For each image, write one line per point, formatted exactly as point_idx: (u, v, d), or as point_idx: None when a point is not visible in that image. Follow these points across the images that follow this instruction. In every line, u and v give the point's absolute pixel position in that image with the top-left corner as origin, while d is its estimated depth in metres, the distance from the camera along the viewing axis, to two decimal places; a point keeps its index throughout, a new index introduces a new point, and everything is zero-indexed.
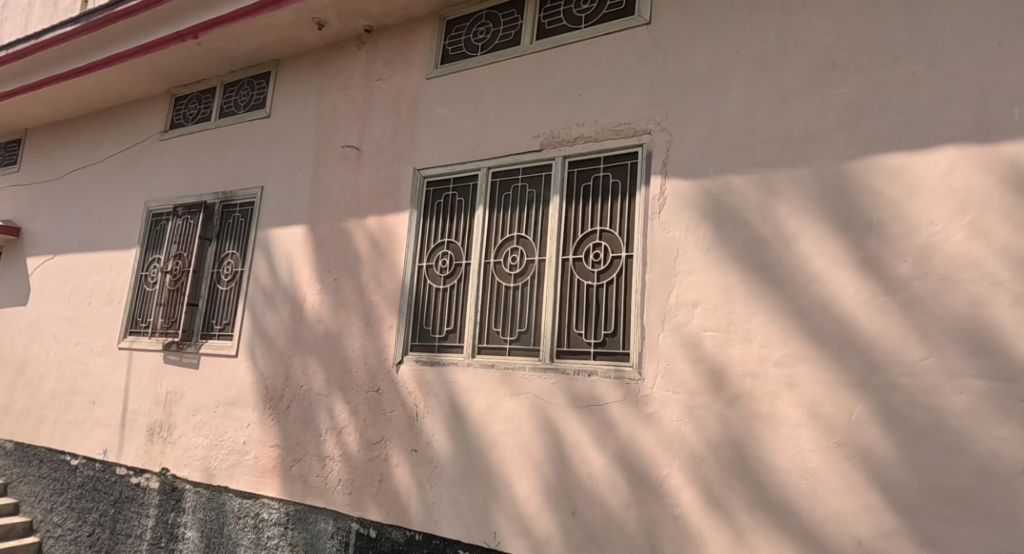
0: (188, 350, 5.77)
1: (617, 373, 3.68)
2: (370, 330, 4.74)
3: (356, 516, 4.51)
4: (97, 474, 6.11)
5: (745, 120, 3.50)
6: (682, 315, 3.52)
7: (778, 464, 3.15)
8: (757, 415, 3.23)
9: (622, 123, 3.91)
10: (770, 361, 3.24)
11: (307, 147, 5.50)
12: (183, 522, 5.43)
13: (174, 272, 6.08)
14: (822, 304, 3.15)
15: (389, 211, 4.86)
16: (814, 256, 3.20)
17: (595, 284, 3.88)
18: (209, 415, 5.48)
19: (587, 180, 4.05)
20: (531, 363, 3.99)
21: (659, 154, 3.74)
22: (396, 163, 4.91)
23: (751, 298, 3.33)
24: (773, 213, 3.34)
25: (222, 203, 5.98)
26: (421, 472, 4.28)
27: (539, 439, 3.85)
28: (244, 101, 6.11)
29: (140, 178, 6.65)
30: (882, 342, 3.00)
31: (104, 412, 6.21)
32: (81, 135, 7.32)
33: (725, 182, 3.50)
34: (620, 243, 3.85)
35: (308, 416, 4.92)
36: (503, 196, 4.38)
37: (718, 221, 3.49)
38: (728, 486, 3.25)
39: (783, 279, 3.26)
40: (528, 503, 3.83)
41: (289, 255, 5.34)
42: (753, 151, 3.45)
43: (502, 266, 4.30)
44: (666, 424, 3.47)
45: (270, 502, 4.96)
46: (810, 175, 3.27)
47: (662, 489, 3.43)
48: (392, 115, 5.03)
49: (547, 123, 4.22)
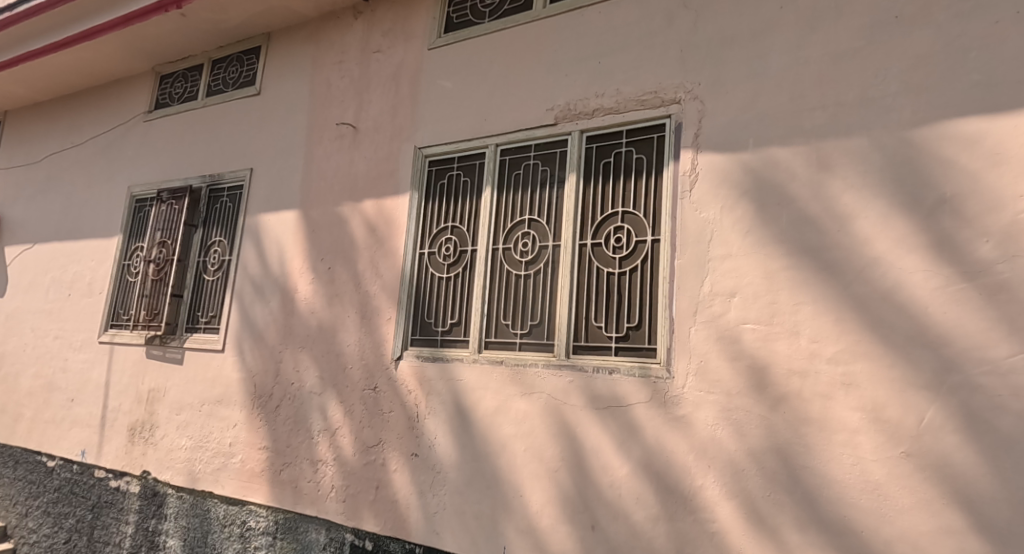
0: (172, 344, 5.36)
1: (642, 371, 3.28)
2: (367, 323, 4.33)
3: (351, 526, 4.12)
4: (74, 476, 5.71)
5: (790, 85, 3.09)
6: (717, 306, 3.11)
7: (834, 477, 2.75)
8: (808, 420, 2.83)
9: (648, 92, 3.51)
10: (823, 358, 2.84)
11: (300, 126, 5.09)
12: (165, 530, 5.04)
13: (158, 261, 5.68)
14: (883, 291, 2.76)
15: (387, 193, 4.45)
16: (874, 236, 2.80)
17: (617, 271, 3.48)
18: (193, 415, 5.08)
19: (607, 156, 3.64)
20: (544, 359, 3.59)
21: (690, 125, 3.33)
22: (395, 141, 4.50)
23: (799, 286, 2.93)
24: (825, 189, 2.94)
25: (209, 186, 5.57)
26: (423, 478, 3.88)
27: (554, 445, 3.45)
28: (233, 78, 5.70)
29: (123, 161, 6.24)
30: (958, 336, 2.61)
31: (83, 411, 5.80)
32: (62, 117, 6.89)
33: (767, 155, 3.10)
34: (646, 227, 3.45)
35: (299, 415, 4.52)
36: (513, 176, 3.98)
37: (759, 200, 3.09)
38: (774, 501, 2.86)
39: (837, 264, 2.86)
40: (542, 515, 3.43)
41: (280, 242, 4.94)
42: (800, 118, 3.05)
43: (511, 252, 3.89)
44: (700, 429, 3.07)
45: (257, 510, 4.57)
46: (868, 146, 2.87)
47: (696, 503, 3.03)
48: (392, 90, 4.62)
49: (562, 94, 3.82)
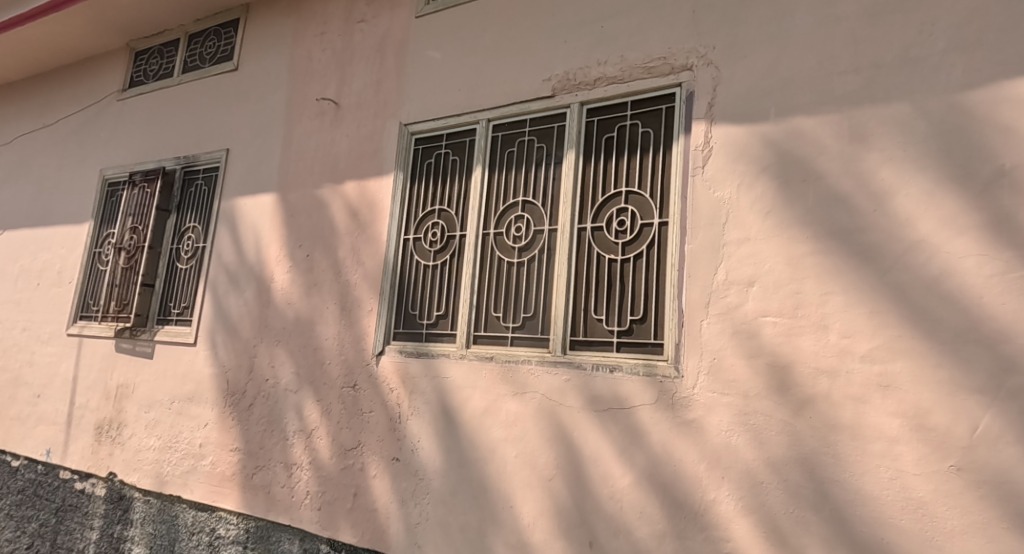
0: (142, 337, 5.00)
1: (647, 369, 2.92)
2: (347, 315, 3.97)
3: (326, 537, 3.76)
4: (38, 477, 5.35)
5: (819, 46, 2.73)
6: (733, 296, 2.76)
7: (868, 493, 2.40)
8: (838, 426, 2.48)
9: (656, 58, 3.14)
10: (855, 356, 2.48)
11: (278, 103, 4.72)
12: (131, 536, 4.69)
13: (128, 248, 5.30)
14: (927, 279, 2.40)
15: (370, 174, 4.09)
16: (917, 216, 2.44)
17: (620, 258, 3.12)
18: (162, 413, 4.72)
19: (610, 131, 3.29)
20: (538, 356, 3.23)
21: (703, 94, 2.97)
22: (379, 118, 4.13)
23: (828, 274, 2.57)
24: (859, 163, 2.58)
25: (183, 168, 5.20)
26: (404, 485, 3.53)
27: (549, 451, 3.09)
28: (210, 53, 5.33)
29: (95, 142, 5.86)
30: (1017, 330, 2.25)
31: (48, 408, 5.43)
32: (34, 97, 6.51)
33: (791, 126, 2.74)
34: (652, 208, 3.09)
35: (273, 415, 4.16)
36: (506, 154, 3.62)
37: (782, 175, 2.73)
38: (798, 519, 2.50)
39: (874, 248, 2.50)
40: (534, 528, 3.08)
41: (256, 227, 4.57)
42: (830, 84, 2.68)
43: (504, 238, 3.53)
44: (714, 436, 2.71)
45: (227, 517, 4.22)
46: (910, 112, 2.51)
47: (707, 519, 2.68)
48: (376, 62, 4.24)
49: (560, 63, 3.45)
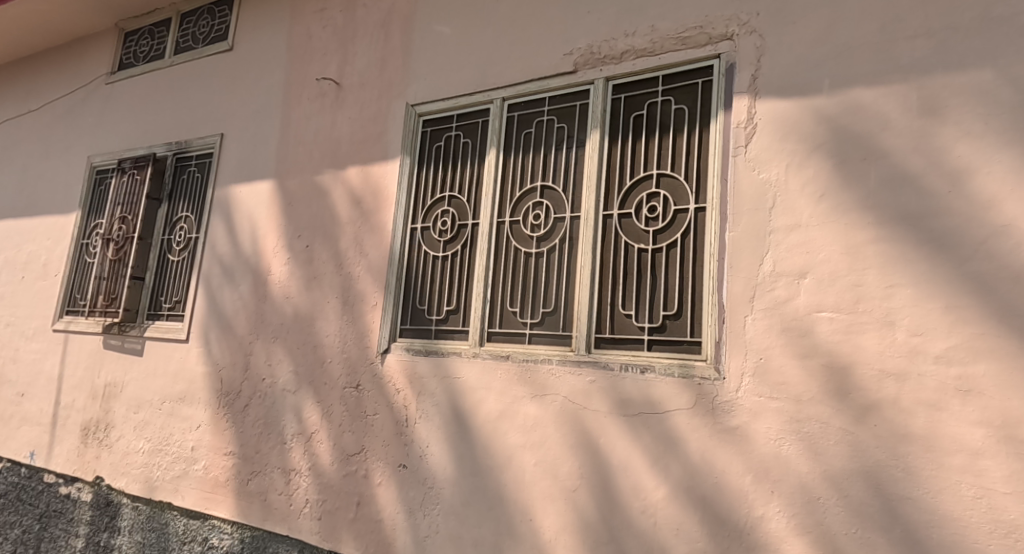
0: (131, 333, 4.70)
1: (684, 370, 2.63)
2: (350, 310, 3.67)
3: (327, 549, 3.48)
4: (21, 481, 5.05)
5: (882, 9, 2.44)
6: (782, 289, 2.47)
7: (948, 514, 2.12)
8: (909, 437, 2.20)
9: (691, 28, 2.85)
10: (928, 357, 2.20)
11: (275, 85, 4.41)
12: (118, 544, 4.40)
13: (117, 239, 4.99)
14: (1013, 269, 2.12)
15: (374, 158, 3.79)
16: (1002, 198, 2.16)
17: (651, 248, 2.83)
18: (152, 414, 4.42)
19: (639, 109, 2.99)
20: (559, 355, 2.94)
21: (745, 67, 2.68)
22: (384, 98, 3.83)
23: (893, 264, 2.29)
24: (931, 138, 2.29)
25: (175, 155, 4.89)
26: (412, 494, 3.24)
27: (573, 459, 2.81)
28: (203, 33, 5.01)
29: (83, 129, 5.55)
30: None
31: (32, 407, 5.13)
32: (19, 80, 6.19)
33: (850, 99, 2.45)
34: (687, 193, 2.79)
35: (269, 416, 3.87)
36: (522, 136, 3.32)
37: (839, 154, 2.44)
38: (862, 541, 2.23)
39: (950, 235, 2.22)
40: (557, 544, 2.80)
41: (252, 217, 4.27)
42: (896, 50, 2.39)
43: (520, 226, 3.23)
44: (762, 445, 2.43)
45: (221, 525, 3.93)
46: (991, 80, 2.23)
47: (756, 539, 2.40)
48: (381, 39, 3.94)
49: (583, 35, 3.15)
